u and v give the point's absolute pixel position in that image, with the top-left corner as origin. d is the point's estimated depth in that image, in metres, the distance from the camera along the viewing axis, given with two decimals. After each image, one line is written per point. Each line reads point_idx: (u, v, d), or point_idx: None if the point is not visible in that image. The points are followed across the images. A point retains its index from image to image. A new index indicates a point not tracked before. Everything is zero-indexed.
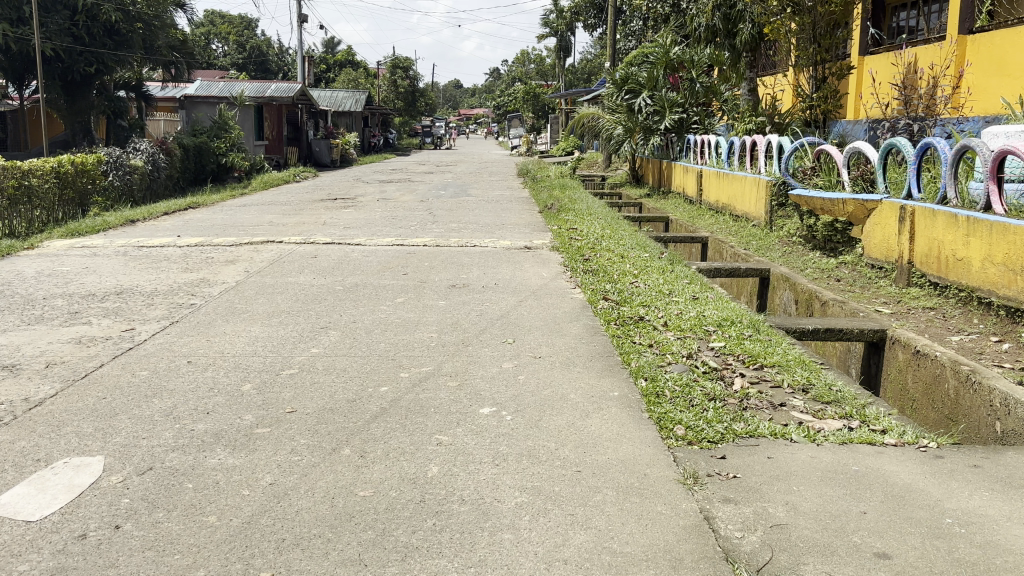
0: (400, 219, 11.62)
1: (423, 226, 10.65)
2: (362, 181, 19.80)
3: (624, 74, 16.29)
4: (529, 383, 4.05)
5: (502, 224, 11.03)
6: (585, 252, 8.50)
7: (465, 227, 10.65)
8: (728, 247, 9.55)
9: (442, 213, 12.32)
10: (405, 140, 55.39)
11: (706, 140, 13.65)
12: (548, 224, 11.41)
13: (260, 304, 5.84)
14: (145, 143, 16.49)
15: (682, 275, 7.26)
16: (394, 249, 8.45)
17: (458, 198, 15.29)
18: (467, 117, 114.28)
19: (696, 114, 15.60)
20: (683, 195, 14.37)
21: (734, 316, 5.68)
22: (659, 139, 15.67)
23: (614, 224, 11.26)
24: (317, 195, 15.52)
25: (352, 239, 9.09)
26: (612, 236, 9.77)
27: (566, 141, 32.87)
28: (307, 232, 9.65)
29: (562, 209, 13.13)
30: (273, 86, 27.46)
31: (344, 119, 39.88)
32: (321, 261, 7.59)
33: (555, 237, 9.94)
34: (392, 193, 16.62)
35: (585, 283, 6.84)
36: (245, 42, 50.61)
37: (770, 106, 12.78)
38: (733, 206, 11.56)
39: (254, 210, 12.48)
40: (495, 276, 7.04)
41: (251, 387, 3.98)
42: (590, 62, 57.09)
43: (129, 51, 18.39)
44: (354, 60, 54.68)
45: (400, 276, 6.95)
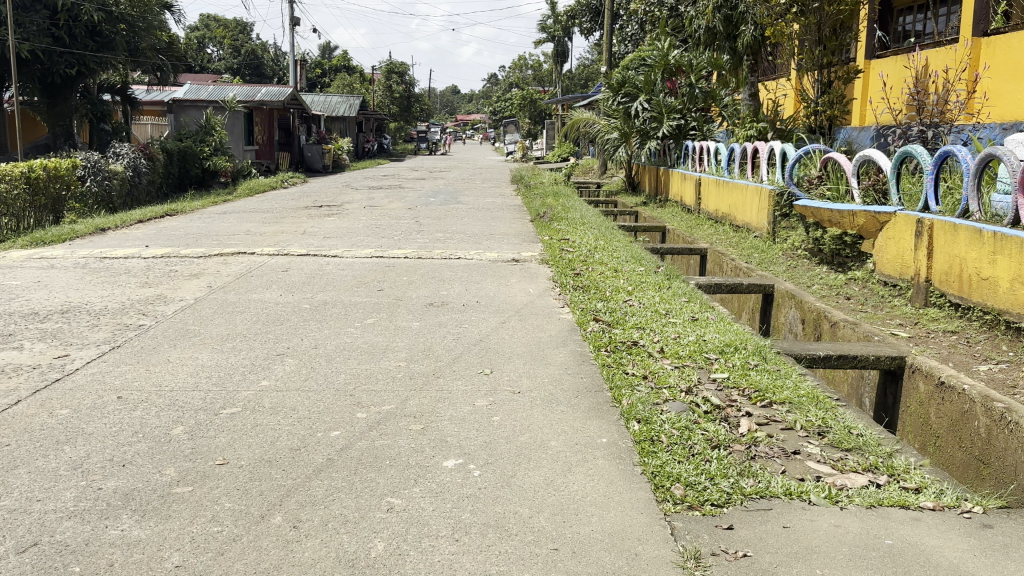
0: (385, 228, 11.08)
1: (407, 236, 10.11)
2: (350, 187, 19.26)
3: (621, 78, 15.79)
4: (504, 426, 3.52)
5: (490, 233, 10.50)
6: (576, 264, 7.98)
7: (451, 237, 10.11)
8: (728, 260, 9.05)
9: (429, 222, 11.79)
10: (400, 145, 54.92)
11: (705, 147, 13.14)
12: (540, 234, 10.90)
13: (216, 325, 5.29)
14: (126, 147, 15.93)
15: (680, 292, 6.73)
16: (373, 262, 7.91)
17: (448, 205, 14.76)
18: (464, 123, 113.89)
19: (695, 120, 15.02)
20: (681, 203, 13.88)
21: (738, 341, 5.15)
22: (656, 145, 15.16)
23: (608, 234, 10.75)
24: (302, 202, 14.98)
25: (329, 250, 8.55)
26: (607, 248, 9.26)
27: (562, 147, 32.37)
28: (283, 242, 9.10)
29: (555, 218, 12.61)
30: (263, 90, 26.94)
31: (338, 124, 39.34)
32: (292, 275, 7.05)
33: (546, 249, 9.42)
34: (381, 200, 16.08)
35: (574, 301, 6.30)
36: (240, 46, 50.09)
37: (771, 112, 12.27)
38: (733, 216, 11.05)
39: (234, 218, 11.93)
40: (477, 293, 6.50)
41: (182, 430, 3.43)
42: (587, 68, 56.71)
43: (112, 53, 17.86)
44: (350, 65, 54.20)
45: (375, 293, 6.41)
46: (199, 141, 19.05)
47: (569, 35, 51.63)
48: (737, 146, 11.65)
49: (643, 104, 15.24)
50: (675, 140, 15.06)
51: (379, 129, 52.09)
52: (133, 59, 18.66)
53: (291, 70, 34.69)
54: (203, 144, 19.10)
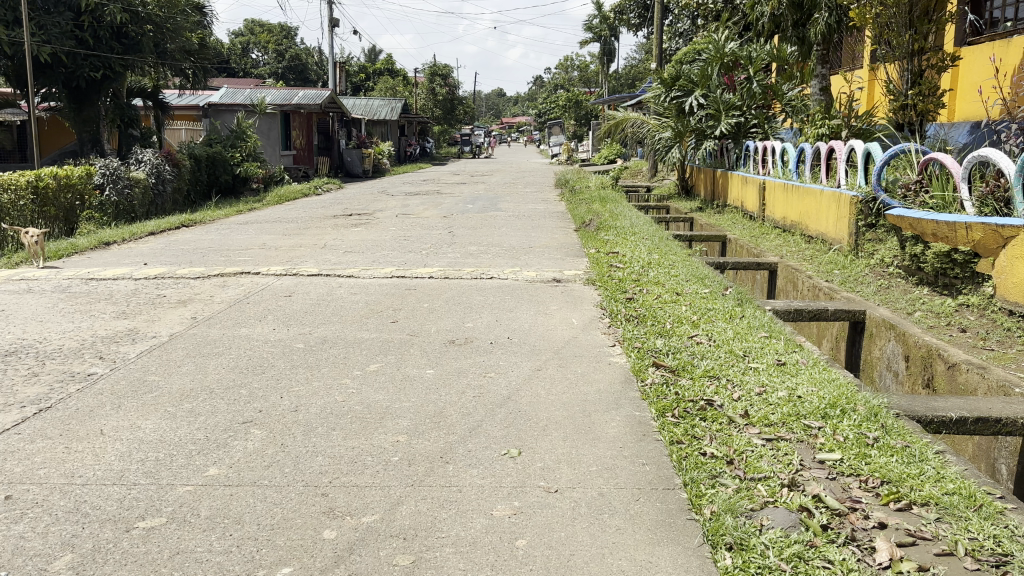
0: (414, 240, 10.06)
1: (436, 250, 9.06)
2: (386, 193, 18.33)
3: (674, 72, 14.57)
4: (531, 560, 2.41)
5: (530, 246, 9.39)
6: (628, 285, 6.85)
7: (487, 250, 9.04)
8: (804, 278, 7.87)
9: (463, 233, 10.73)
10: (444, 149, 54.14)
11: (770, 147, 11.89)
12: (585, 245, 9.79)
13: (184, 373, 4.28)
14: (149, 153, 15.18)
15: (754, 323, 5.56)
16: (393, 284, 6.87)
17: (486, 213, 13.71)
18: (510, 126, 113.02)
19: (756, 117, 13.72)
20: (742, 210, 12.67)
21: (842, 399, 3.97)
22: (713, 145, 13.91)
23: (664, 245, 9.60)
24: (332, 210, 14.07)
25: (344, 269, 7.52)
26: (664, 262, 8.12)
27: (609, 149, 31.04)
28: (296, 259, 8.12)
29: (602, 227, 11.49)
30: (299, 93, 26.19)
31: (379, 127, 38.63)
32: (295, 302, 6.02)
33: (593, 264, 8.32)
34: (415, 207, 15.08)
35: (627, 335, 5.16)
36: (284, 50, 49.77)
37: (846, 108, 10.96)
38: (804, 224, 9.82)
39: (252, 230, 11.02)
40: (509, 326, 5.40)
41: (66, 565, 2.37)
42: (634, 68, 55.31)
43: (138, 56, 17.23)
44: (393, 68, 53.58)
45: (387, 326, 5.35)
46: (229, 146, 18.30)
47: (616, 34, 50.19)
48: (807, 146, 10.40)
49: (699, 100, 14.02)
50: (733, 140, 13.81)
51: (422, 132, 51.38)
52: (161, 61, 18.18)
53: (331, 72, 34.00)
54: (233, 149, 18.34)
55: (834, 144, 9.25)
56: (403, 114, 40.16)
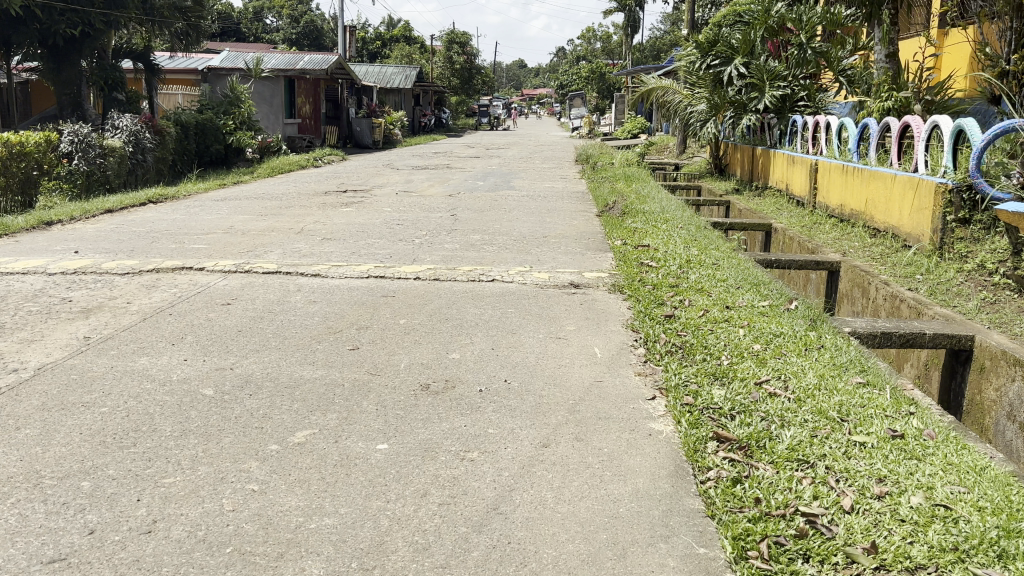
0: (408, 224, 8.64)
1: (430, 239, 7.65)
2: (390, 167, 16.88)
3: (712, 36, 12.97)
4: None
5: (542, 235, 7.95)
6: (663, 295, 5.40)
7: (490, 241, 7.59)
8: (881, 284, 6.39)
9: (467, 216, 9.30)
10: (461, 120, 52.48)
11: (823, 123, 10.35)
12: (609, 235, 8.35)
13: (16, 442, 2.89)
14: (126, 119, 13.76)
15: (839, 361, 4.09)
16: (367, 287, 5.45)
17: (496, 192, 12.26)
18: (530, 97, 110.86)
19: (803, 89, 12.09)
20: (788, 194, 11.14)
21: (1021, 520, 2.49)
22: (754, 120, 12.33)
23: (701, 236, 8.14)
24: (326, 186, 12.66)
25: (311, 264, 6.11)
26: (706, 261, 6.67)
27: (631, 122, 29.24)
28: (259, 250, 6.72)
29: (628, 211, 10.03)
30: (306, 58, 24.44)
31: (393, 96, 37.03)
32: (231, 316, 4.62)
33: (618, 262, 6.87)
34: (419, 184, 13.64)
35: (669, 380, 3.71)
36: (300, 15, 48.11)
37: (918, 77, 9.35)
38: (868, 214, 8.31)
39: (226, 209, 9.63)
40: (508, 361, 3.95)
41: None
42: (660, 40, 53.26)
43: (122, 11, 15.86)
44: (410, 35, 51.82)
45: (342, 357, 3.93)
46: (221, 113, 16.94)
47: (642, 2, 48.04)
48: (872, 122, 8.84)
49: (739, 68, 12.48)
50: (777, 114, 12.26)
51: (439, 103, 49.71)
52: (149, 18, 17.08)
53: (341, 36, 32.36)
54: (226, 116, 16.94)
55: (909, 119, 7.71)
56: (417, 82, 38.51)
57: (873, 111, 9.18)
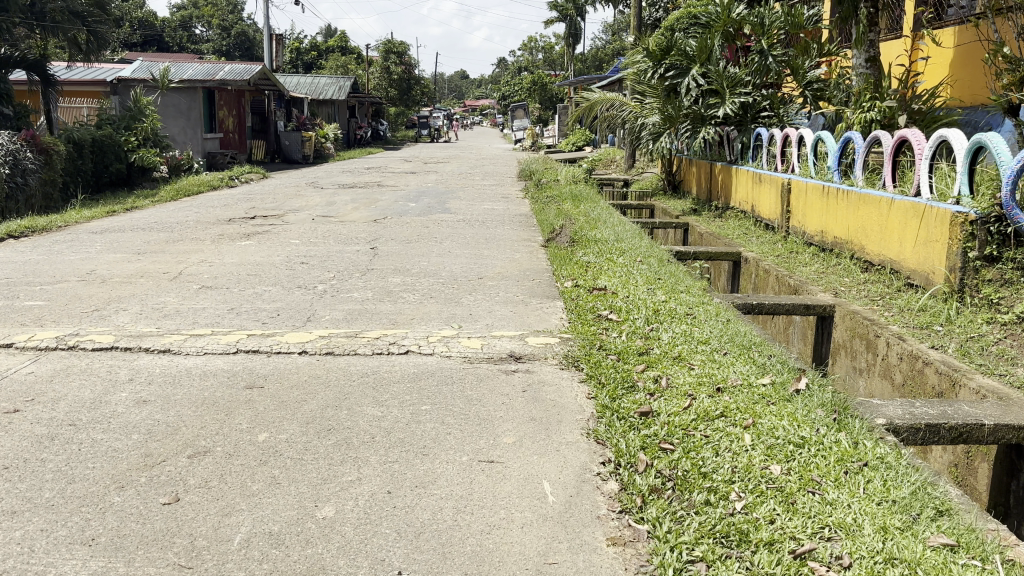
0: (316, 262, 7.21)
1: (338, 285, 6.20)
2: (313, 186, 15.38)
3: (665, 42, 11.72)
4: None
5: (476, 276, 6.57)
6: (632, 373, 4.05)
7: (412, 286, 6.17)
8: (893, 339, 5.14)
9: (389, 250, 7.91)
10: (400, 133, 50.96)
11: (794, 137, 9.23)
12: (557, 273, 7.03)
13: None
14: (3, 136, 12.00)
15: (902, 497, 2.76)
16: (232, 370, 4.00)
17: (428, 216, 10.89)
18: (472, 109, 110.32)
19: (766, 99, 11.00)
20: (755, 215, 10.02)
21: None
22: (712, 135, 11.19)
23: (666, 273, 6.89)
24: (235, 211, 11.11)
25: (166, 333, 4.61)
26: (679, 314, 5.39)
27: (577, 134, 28.24)
28: (109, 310, 5.22)
29: (577, 239, 8.76)
30: (226, 68, 22.67)
31: (326, 108, 35.38)
32: (6, 436, 3.13)
33: (571, 314, 5.54)
34: (343, 206, 12.19)
35: (663, 563, 2.36)
36: (231, 25, 45.95)
37: (904, 86, 8.27)
38: (856, 244, 7.16)
39: (100, 245, 8.04)
40: (406, 522, 2.54)
41: None
42: (602, 51, 52.81)
43: (3, 14, 14.37)
44: (346, 45, 50.18)
45: (144, 524, 2.50)
46: (124, 129, 15.25)
47: (583, 11, 47.15)
48: (855, 136, 7.70)
49: (697, 77, 11.27)
50: (740, 128, 11.11)
51: (376, 114, 48.09)
52: (37, 23, 15.42)
53: (269, 45, 30.66)
54: (128, 132, 15.25)
55: (907, 134, 6.59)
56: (352, 93, 36.84)
57: (854, 124, 8.04)
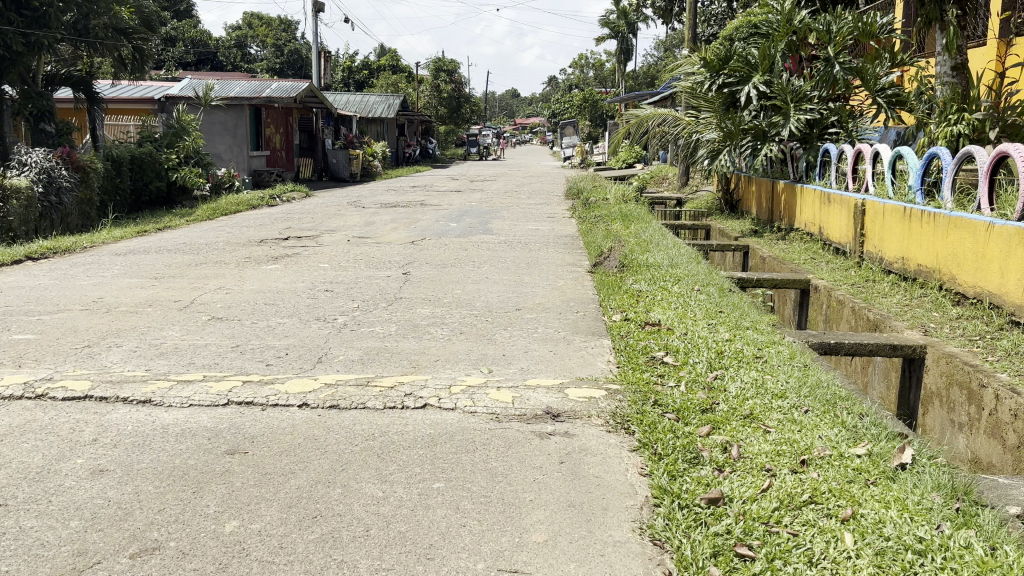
0: (341, 289, 6.62)
1: (359, 317, 5.57)
2: (354, 205, 14.91)
3: (724, 50, 10.87)
4: None
5: (513, 308, 5.88)
6: (695, 439, 3.33)
7: (441, 319, 5.51)
8: (1004, 390, 4.33)
9: (422, 276, 7.29)
10: (449, 151, 50.74)
11: (867, 154, 8.41)
12: (605, 304, 6.32)
13: None
14: (38, 154, 11.71)
15: None
16: (217, 428, 3.38)
17: (468, 237, 10.27)
18: (522, 127, 110.21)
19: (834, 113, 10.19)
20: (823, 238, 9.21)
21: None
22: (776, 151, 10.40)
23: (728, 305, 6.14)
24: (268, 232, 10.65)
25: (152, 377, 4.00)
26: (745, 360, 4.65)
27: (627, 152, 27.52)
28: (102, 347, 4.66)
29: (628, 263, 8.04)
30: (272, 85, 22.45)
31: (375, 126, 35.19)
32: None
33: (622, 354, 4.85)
34: (381, 227, 11.64)
35: None
36: (283, 45, 46.18)
37: (996, 96, 7.42)
38: (945, 274, 6.34)
39: (118, 269, 7.58)
40: None
41: None
42: (654, 68, 51.98)
43: (44, 30, 14.12)
44: (397, 64, 50.19)
45: None
46: (164, 146, 14.99)
47: (635, 28, 46.40)
48: (942, 153, 6.88)
49: (759, 90, 10.43)
50: (805, 144, 10.28)
51: (426, 133, 47.94)
52: (80, 39, 15.11)
53: (318, 63, 30.60)
54: (168, 149, 14.99)
55: (1008, 149, 5.76)
56: (401, 111, 36.61)
57: (939, 139, 7.22)
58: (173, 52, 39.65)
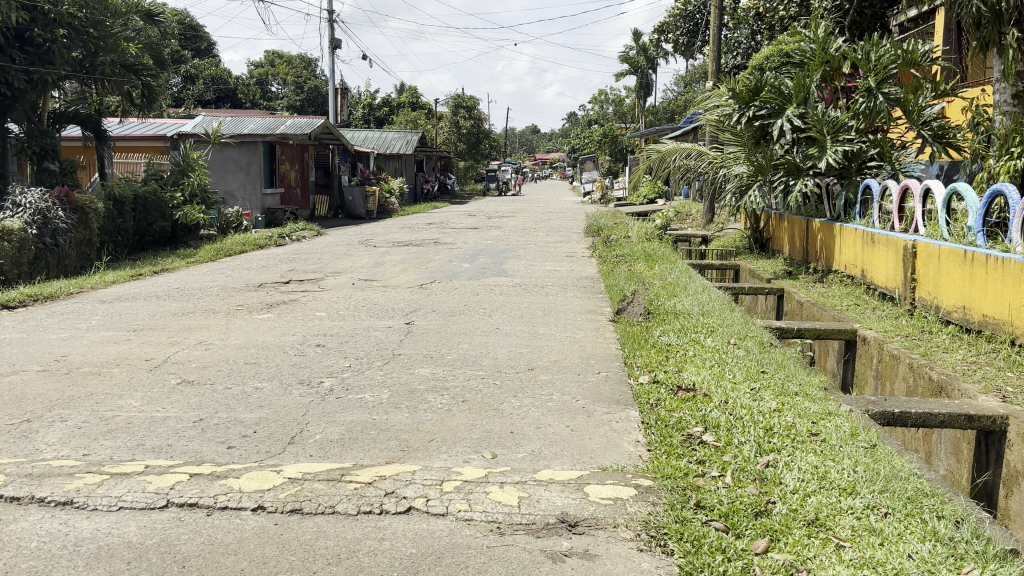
0: (334, 343, 5.93)
1: (349, 380, 4.87)
2: (365, 245, 14.30)
3: (754, 80, 10.21)
4: None
5: (526, 367, 5.15)
6: (751, 561, 2.60)
7: (442, 383, 4.79)
8: None
9: (426, 327, 6.59)
10: (469, 187, 50.39)
11: (917, 190, 7.68)
12: (630, 361, 5.60)
13: None
14: (34, 194, 11.20)
15: None
16: (145, 544, 2.68)
17: (481, 280, 9.59)
18: (543, 162, 110.28)
19: (875, 146, 9.49)
20: (866, 282, 8.46)
21: None
22: (811, 187, 9.70)
23: (770, 364, 5.40)
24: (269, 274, 10.05)
25: (84, 467, 3.31)
26: (799, 441, 3.90)
27: (649, 188, 26.91)
28: (41, 423, 3.99)
29: (654, 310, 7.33)
30: (287, 122, 22.09)
31: (393, 162, 34.85)
32: None
33: (651, 429, 4.12)
34: (390, 268, 10.99)
35: None
36: (304, 82, 46.19)
37: None
38: (1018, 327, 5.56)
39: (96, 319, 6.97)
40: None
41: None
42: (676, 103, 51.56)
43: (48, 67, 13.74)
44: (417, 100, 50.10)
45: None
46: (170, 185, 14.55)
47: (656, 64, 46.01)
48: (1009, 190, 6.15)
49: (792, 122, 9.73)
50: (844, 179, 9.59)
51: (445, 168, 47.63)
52: (87, 76, 14.69)
53: (335, 99, 30.36)
54: (174, 188, 14.53)
55: None
56: (420, 147, 36.26)
57: (1003, 175, 6.49)
58: (193, 90, 39.76)
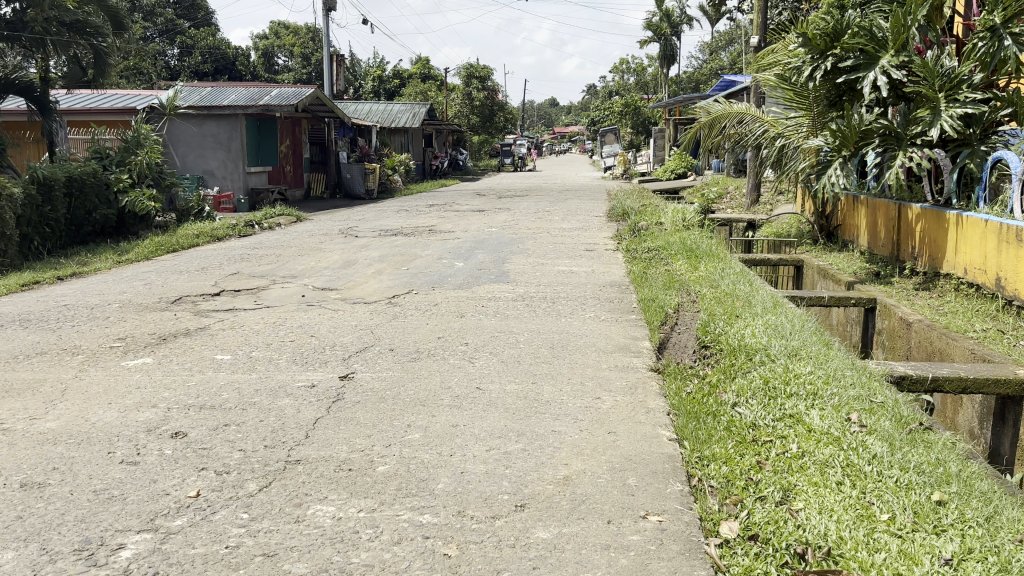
0: (206, 427, 3.62)
1: (168, 548, 2.55)
2: (345, 234, 12.00)
3: (837, 21, 7.71)
4: None
5: (510, 505, 2.82)
6: None
7: (343, 558, 2.48)
8: None
9: (367, 385, 4.27)
10: (483, 163, 47.99)
11: None
12: (696, 475, 3.21)
13: None
14: None
15: None
16: None
17: (471, 288, 7.27)
18: (563, 134, 107.83)
19: (1005, 104, 6.97)
20: (1006, 294, 5.99)
21: None
22: (916, 160, 7.21)
23: (948, 483, 3.01)
24: (199, 283, 7.74)
25: None
26: None
27: (677, 161, 24.48)
28: None
29: (713, 345, 4.95)
30: (273, 91, 19.75)
31: (399, 137, 32.46)
32: None
33: None
34: (362, 269, 8.68)
35: None
36: (310, 54, 43.66)
37: None
38: None
39: None
40: None
41: None
42: (702, 71, 48.81)
43: None
44: (428, 72, 47.57)
45: None
46: (115, 164, 12.32)
47: (680, 30, 43.31)
48: None
49: (890, 74, 7.25)
50: (962, 149, 7.23)
51: (458, 143, 45.15)
52: (16, 35, 12.58)
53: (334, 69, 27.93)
54: (119, 168, 12.30)
55: None
56: (428, 121, 33.82)
57: None
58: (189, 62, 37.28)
